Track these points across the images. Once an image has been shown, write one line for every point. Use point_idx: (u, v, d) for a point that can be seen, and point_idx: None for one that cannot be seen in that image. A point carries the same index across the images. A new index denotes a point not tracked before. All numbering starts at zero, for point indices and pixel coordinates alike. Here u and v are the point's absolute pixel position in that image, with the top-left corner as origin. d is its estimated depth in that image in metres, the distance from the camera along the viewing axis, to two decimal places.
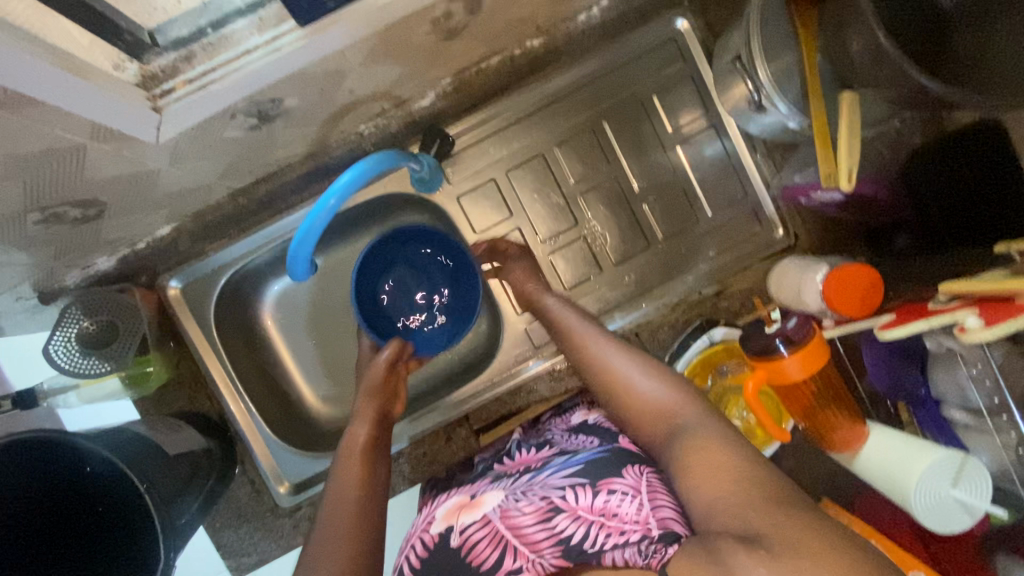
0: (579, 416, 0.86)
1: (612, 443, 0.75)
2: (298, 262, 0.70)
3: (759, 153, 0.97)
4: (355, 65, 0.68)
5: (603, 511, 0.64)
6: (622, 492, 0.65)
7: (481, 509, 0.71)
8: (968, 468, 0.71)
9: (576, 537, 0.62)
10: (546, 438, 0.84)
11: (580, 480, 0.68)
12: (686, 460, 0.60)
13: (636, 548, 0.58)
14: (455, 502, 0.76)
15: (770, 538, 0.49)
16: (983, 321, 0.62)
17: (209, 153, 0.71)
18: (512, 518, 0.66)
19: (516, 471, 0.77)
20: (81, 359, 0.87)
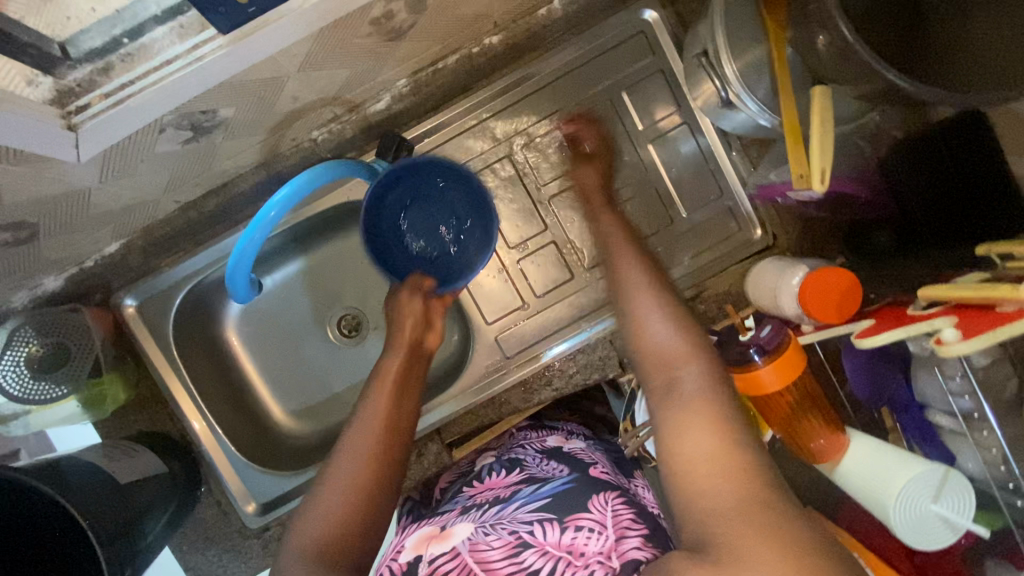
0: (553, 441, 0.85)
1: (580, 474, 0.73)
2: (237, 283, 0.67)
3: (734, 150, 0.94)
4: (292, 71, 0.64)
5: (570, 548, 0.60)
6: (589, 529, 0.62)
7: (451, 540, 0.65)
8: (950, 482, 0.68)
9: (543, 572, 0.58)
10: (516, 459, 0.82)
11: (548, 514, 0.64)
12: (677, 414, 0.53)
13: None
14: (424, 533, 0.70)
15: (725, 543, 0.44)
16: (959, 334, 0.58)
17: (143, 169, 0.67)
18: (480, 552, 0.60)
19: (483, 501, 0.73)
20: (32, 383, 0.84)
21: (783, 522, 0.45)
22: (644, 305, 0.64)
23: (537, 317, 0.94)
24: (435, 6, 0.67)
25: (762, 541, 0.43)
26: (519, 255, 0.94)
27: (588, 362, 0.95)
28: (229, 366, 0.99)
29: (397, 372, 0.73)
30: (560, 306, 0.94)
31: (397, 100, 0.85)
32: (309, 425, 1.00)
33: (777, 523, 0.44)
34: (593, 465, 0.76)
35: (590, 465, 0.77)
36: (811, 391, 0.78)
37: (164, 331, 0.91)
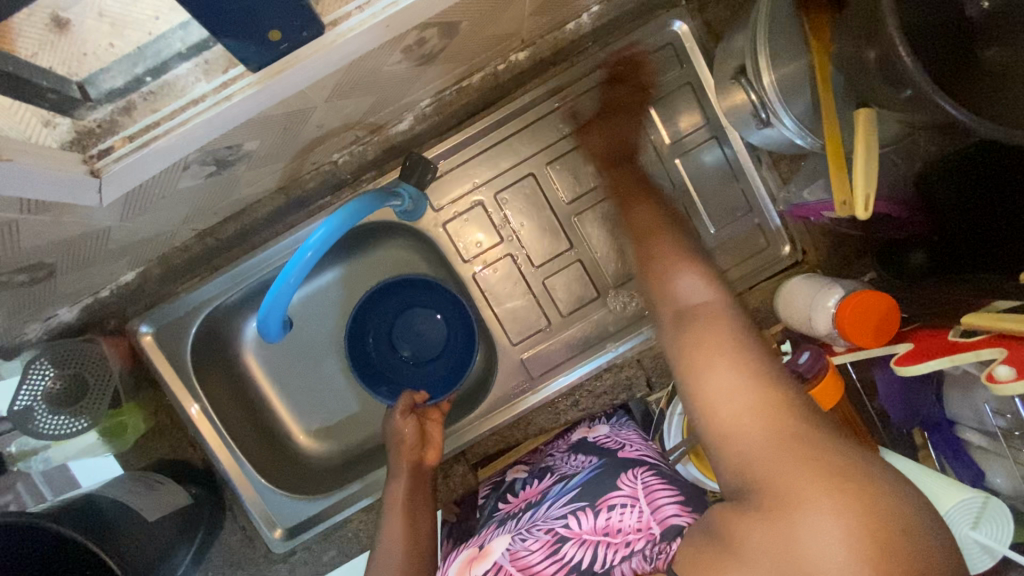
0: (577, 434, 0.86)
1: (608, 457, 0.74)
2: (270, 325, 0.66)
3: (763, 165, 0.92)
4: (321, 102, 0.61)
5: (606, 529, 0.64)
6: (621, 505, 0.65)
7: (491, 557, 0.66)
8: (990, 508, 0.67)
9: (585, 561, 0.62)
10: (547, 466, 0.81)
11: (579, 503, 0.67)
12: (701, 360, 0.52)
13: (642, 554, 0.60)
14: (463, 556, 0.70)
15: (764, 492, 0.46)
16: (1014, 372, 0.57)
17: (164, 205, 0.65)
18: (520, 560, 0.63)
19: (518, 510, 0.74)
20: (51, 417, 0.80)
21: (817, 452, 0.46)
22: (670, 271, 0.62)
23: (562, 337, 0.93)
24: (467, 29, 0.64)
25: (801, 475, 0.45)
26: (545, 275, 0.93)
27: (614, 381, 0.94)
28: (248, 390, 0.97)
29: (403, 495, 0.77)
30: (586, 325, 0.93)
31: (421, 119, 0.82)
32: (332, 447, 0.98)
33: (813, 457, 0.45)
34: (623, 448, 0.75)
35: (618, 447, 0.76)
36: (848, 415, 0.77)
37: (183, 360, 0.89)
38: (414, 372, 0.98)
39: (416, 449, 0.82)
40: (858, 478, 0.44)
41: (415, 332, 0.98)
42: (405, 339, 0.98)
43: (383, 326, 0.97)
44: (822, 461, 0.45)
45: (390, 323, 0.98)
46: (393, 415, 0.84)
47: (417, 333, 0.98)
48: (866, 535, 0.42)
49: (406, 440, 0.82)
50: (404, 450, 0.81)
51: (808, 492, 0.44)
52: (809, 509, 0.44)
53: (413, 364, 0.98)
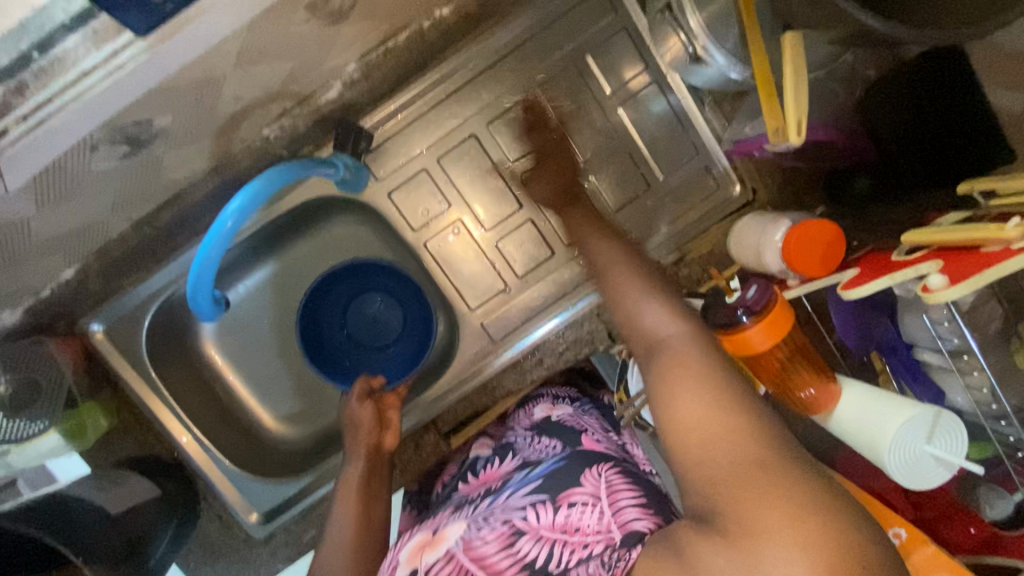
0: (540, 412, 0.81)
1: (573, 447, 0.68)
2: (201, 302, 0.64)
3: (707, 105, 0.90)
4: (229, 68, 0.59)
5: (565, 527, 0.57)
6: (582, 503, 0.59)
7: (445, 544, 0.62)
8: (943, 421, 0.68)
9: (541, 559, 0.56)
10: (508, 442, 0.77)
11: (540, 496, 0.60)
12: (673, 383, 0.48)
13: (600, 560, 0.54)
14: (416, 542, 0.66)
15: (728, 518, 0.41)
16: (947, 280, 0.56)
17: (83, 191, 0.63)
18: (476, 550, 0.58)
19: (476, 496, 0.69)
20: (9, 423, 0.80)
21: (790, 485, 0.40)
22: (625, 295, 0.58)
23: (520, 298, 0.93)
24: None
25: (768, 506, 0.40)
26: (497, 237, 0.92)
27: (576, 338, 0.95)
28: (212, 380, 0.96)
29: (360, 479, 0.76)
30: (543, 284, 0.93)
31: (350, 86, 0.80)
32: (303, 429, 0.98)
33: (787, 496, 0.40)
34: (586, 434, 0.73)
35: (582, 434, 0.73)
36: (800, 346, 0.77)
37: (139, 354, 0.87)
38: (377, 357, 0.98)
39: (374, 432, 0.81)
40: (825, 518, 0.39)
41: (370, 318, 0.97)
42: (357, 325, 0.97)
43: (336, 313, 0.96)
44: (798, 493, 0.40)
45: (342, 310, 0.96)
46: (350, 400, 0.83)
47: (370, 320, 0.97)
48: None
49: (363, 424, 0.81)
50: (362, 435, 0.80)
51: (776, 528, 0.39)
52: (776, 548, 0.38)
53: (366, 351, 0.98)
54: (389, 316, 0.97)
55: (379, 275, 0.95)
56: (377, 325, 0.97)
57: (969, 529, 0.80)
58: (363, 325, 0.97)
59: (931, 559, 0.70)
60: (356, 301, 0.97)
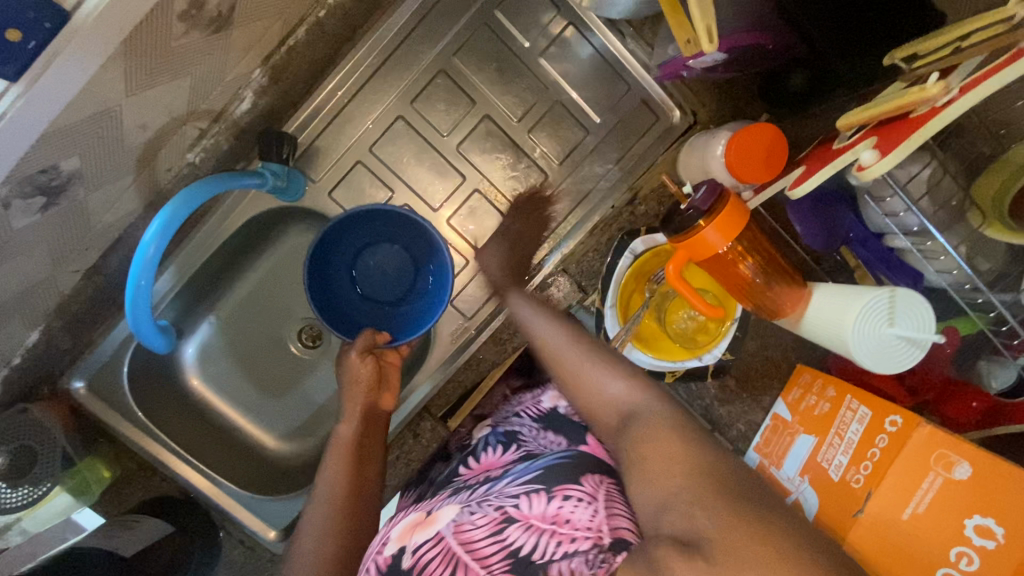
0: (548, 401, 0.80)
1: (576, 448, 0.68)
2: (148, 335, 0.64)
3: (629, 38, 0.88)
4: (121, 97, 0.58)
5: (555, 518, 0.58)
6: (576, 499, 0.59)
7: (434, 526, 0.62)
8: (899, 302, 0.67)
9: (527, 547, 0.57)
10: (512, 432, 0.75)
11: (535, 485, 0.62)
12: (638, 448, 0.52)
13: (585, 556, 0.55)
14: (408, 521, 0.67)
15: (715, 544, 0.44)
16: (879, 154, 0.55)
17: (12, 251, 0.63)
18: (465, 533, 0.60)
19: (475, 483, 0.69)
20: (12, 492, 0.81)
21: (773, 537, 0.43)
22: (590, 369, 0.60)
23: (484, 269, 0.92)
24: None
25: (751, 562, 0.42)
26: (448, 215, 0.91)
27: (557, 295, 0.91)
28: (206, 413, 0.98)
29: (350, 439, 0.77)
30: None
31: (262, 94, 0.79)
32: (305, 443, 0.99)
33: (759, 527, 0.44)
34: (591, 436, 0.72)
35: (588, 432, 0.72)
36: (767, 251, 0.78)
37: (124, 400, 0.88)
38: (399, 311, 0.96)
39: (372, 389, 0.82)
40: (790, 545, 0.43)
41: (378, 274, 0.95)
42: (366, 282, 0.95)
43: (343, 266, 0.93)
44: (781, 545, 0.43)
45: (349, 268, 0.94)
46: (351, 352, 0.83)
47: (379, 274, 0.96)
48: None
49: (362, 381, 0.81)
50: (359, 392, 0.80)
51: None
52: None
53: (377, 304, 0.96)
54: (398, 266, 0.95)
55: (378, 228, 0.92)
56: (388, 277, 0.95)
57: (970, 405, 0.78)
58: (374, 280, 0.95)
59: (927, 441, 0.68)
60: (362, 258, 0.94)
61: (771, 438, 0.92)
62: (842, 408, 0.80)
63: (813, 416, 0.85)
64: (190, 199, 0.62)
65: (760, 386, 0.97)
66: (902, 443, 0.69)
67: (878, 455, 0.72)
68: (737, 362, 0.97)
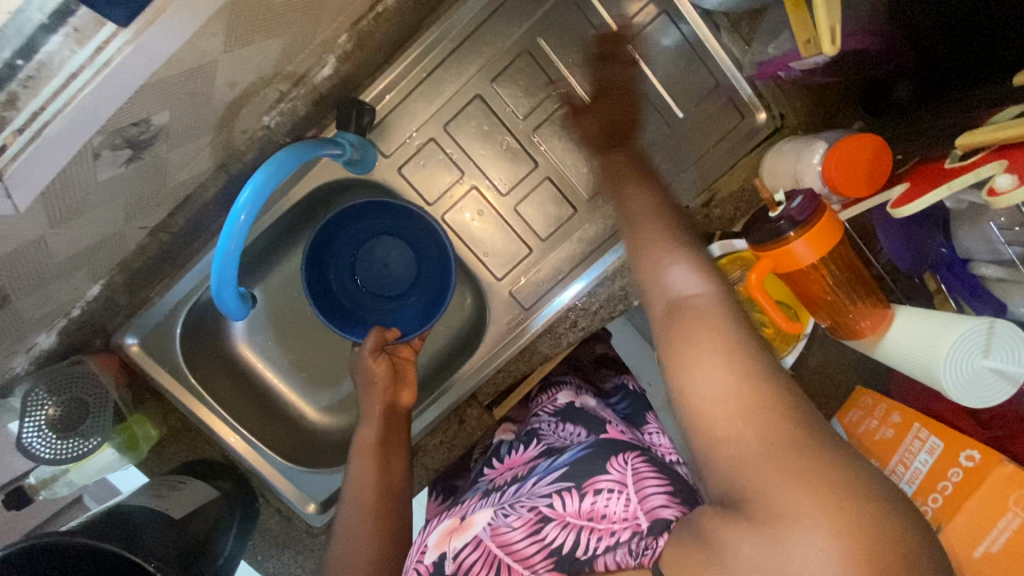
0: (563, 398, 0.82)
1: (597, 437, 0.69)
2: (227, 300, 0.63)
3: (723, 32, 0.85)
4: (219, 52, 0.56)
5: (592, 514, 0.57)
6: (608, 490, 0.58)
7: (471, 531, 0.63)
8: (999, 333, 0.64)
9: (568, 545, 0.57)
10: (532, 430, 0.78)
11: (565, 483, 0.61)
12: (696, 351, 0.49)
13: (627, 547, 0.54)
14: (443, 527, 0.67)
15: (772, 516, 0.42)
16: (1016, 179, 0.53)
17: (92, 203, 0.61)
18: (502, 535, 0.59)
19: (502, 483, 0.70)
20: (62, 443, 0.80)
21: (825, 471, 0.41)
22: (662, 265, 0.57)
23: (548, 261, 0.90)
24: None
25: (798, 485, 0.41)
26: (515, 201, 0.89)
27: (609, 295, 0.88)
28: (253, 380, 0.97)
29: (374, 440, 0.75)
30: (570, 243, 0.89)
31: (344, 60, 0.76)
32: (348, 419, 0.99)
33: (807, 467, 0.42)
34: (610, 422, 0.73)
35: (608, 423, 0.73)
36: (858, 272, 0.75)
37: (177, 360, 0.87)
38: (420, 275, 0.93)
39: (389, 389, 0.79)
40: (848, 479, 0.41)
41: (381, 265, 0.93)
42: (366, 271, 0.93)
43: (347, 276, 0.93)
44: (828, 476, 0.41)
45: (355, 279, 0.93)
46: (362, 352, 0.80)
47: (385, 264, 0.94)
48: (860, 549, 0.38)
49: (378, 382, 0.78)
50: (377, 393, 0.78)
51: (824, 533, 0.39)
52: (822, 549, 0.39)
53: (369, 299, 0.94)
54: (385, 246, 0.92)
55: (345, 235, 0.89)
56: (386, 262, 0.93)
57: None
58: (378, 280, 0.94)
59: (1007, 480, 0.66)
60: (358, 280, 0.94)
61: None
62: (909, 436, 0.77)
63: (873, 441, 0.82)
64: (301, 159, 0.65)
65: (816, 404, 0.94)
66: (981, 478, 0.68)
67: (949, 489, 0.70)
68: (796, 377, 0.94)
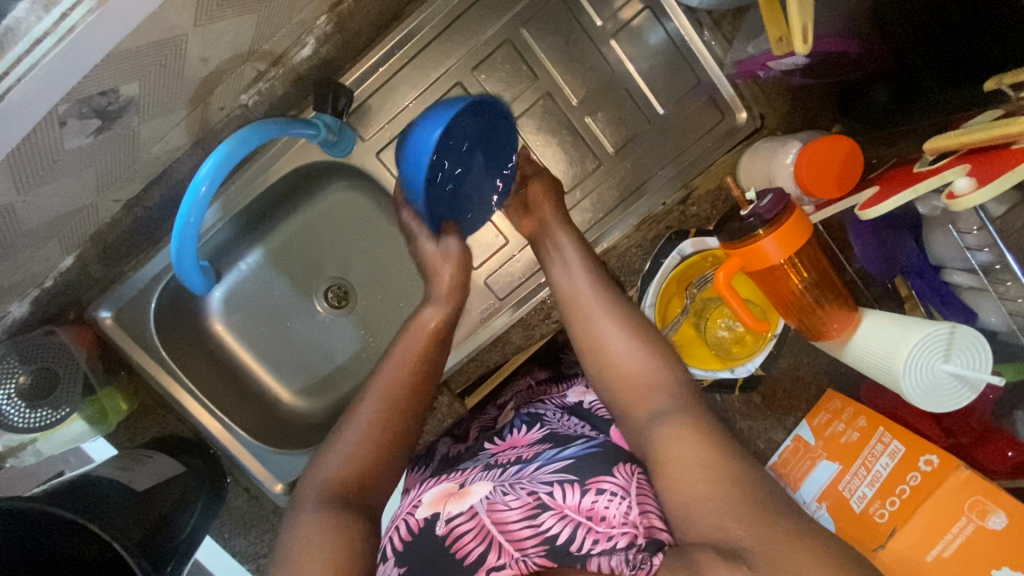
0: (574, 395, 0.80)
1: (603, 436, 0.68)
2: (189, 274, 0.64)
3: (707, 29, 0.85)
4: (189, 26, 0.56)
5: (591, 513, 0.55)
6: (610, 493, 0.56)
7: (469, 500, 0.60)
8: (959, 338, 0.64)
9: (562, 537, 0.54)
10: (537, 413, 0.77)
11: (568, 476, 0.60)
12: (668, 438, 0.56)
13: (623, 556, 0.50)
14: (440, 490, 0.66)
15: (755, 553, 0.44)
16: (974, 182, 0.53)
17: (60, 172, 0.61)
18: (498, 513, 0.57)
19: (505, 460, 0.69)
20: (32, 412, 0.81)
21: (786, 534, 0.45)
22: (625, 349, 0.65)
23: (522, 252, 0.90)
24: None
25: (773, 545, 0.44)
26: None
27: None
28: (227, 360, 0.97)
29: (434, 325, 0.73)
30: None
31: (324, 42, 0.77)
32: (320, 401, 0.99)
33: (778, 531, 0.45)
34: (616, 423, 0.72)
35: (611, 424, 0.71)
36: (825, 275, 0.76)
37: (149, 337, 0.87)
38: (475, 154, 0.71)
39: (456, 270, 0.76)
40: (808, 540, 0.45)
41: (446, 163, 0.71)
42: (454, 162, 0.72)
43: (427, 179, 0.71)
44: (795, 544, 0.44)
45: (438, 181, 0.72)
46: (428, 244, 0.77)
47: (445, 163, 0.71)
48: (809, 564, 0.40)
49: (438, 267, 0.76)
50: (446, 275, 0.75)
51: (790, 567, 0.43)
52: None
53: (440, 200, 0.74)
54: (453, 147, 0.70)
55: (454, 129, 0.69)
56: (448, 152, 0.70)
57: (1005, 453, 0.73)
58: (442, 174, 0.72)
59: (964, 484, 0.66)
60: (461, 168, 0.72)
61: (789, 461, 0.88)
62: (872, 440, 0.78)
63: (840, 444, 0.82)
64: (414, 155, 0.68)
65: (785, 406, 0.94)
66: (937, 484, 0.68)
67: (906, 493, 0.71)
68: (766, 379, 0.94)
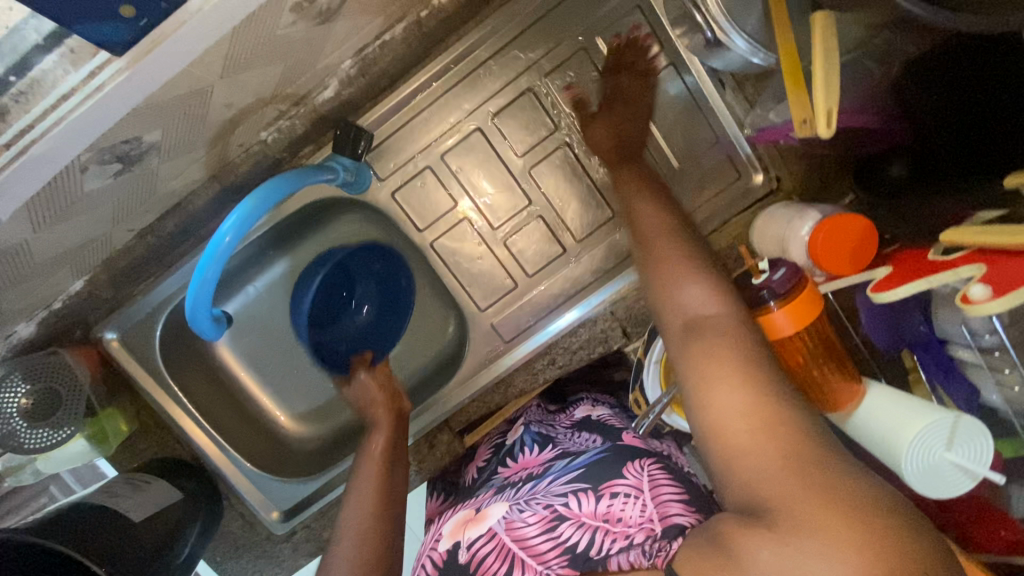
0: (581, 411, 0.84)
1: (613, 441, 0.73)
2: (201, 322, 0.64)
3: (729, 89, 0.85)
4: (216, 78, 0.56)
5: (607, 515, 0.62)
6: (624, 495, 0.63)
7: (487, 522, 0.66)
8: (963, 428, 0.65)
9: (582, 544, 0.60)
10: (548, 434, 0.80)
11: (582, 484, 0.66)
12: (716, 368, 0.51)
13: (641, 548, 0.56)
14: (459, 517, 0.71)
15: (775, 512, 0.43)
16: (989, 291, 0.53)
17: (77, 211, 0.62)
18: (516, 530, 0.63)
19: (518, 480, 0.73)
20: (32, 432, 0.81)
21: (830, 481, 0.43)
22: (682, 270, 0.59)
23: (529, 297, 0.90)
24: None
25: (817, 501, 0.42)
26: (504, 234, 0.89)
27: (590, 335, 0.90)
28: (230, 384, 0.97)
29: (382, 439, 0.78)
30: (554, 282, 0.89)
31: (346, 84, 0.77)
32: (320, 429, 0.99)
33: (820, 487, 0.43)
34: (626, 432, 0.75)
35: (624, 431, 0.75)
36: (831, 347, 0.74)
37: (154, 360, 0.87)
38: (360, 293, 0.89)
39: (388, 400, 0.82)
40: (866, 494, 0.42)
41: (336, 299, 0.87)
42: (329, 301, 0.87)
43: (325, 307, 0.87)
44: (842, 497, 0.42)
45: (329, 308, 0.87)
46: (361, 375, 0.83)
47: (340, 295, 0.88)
48: None
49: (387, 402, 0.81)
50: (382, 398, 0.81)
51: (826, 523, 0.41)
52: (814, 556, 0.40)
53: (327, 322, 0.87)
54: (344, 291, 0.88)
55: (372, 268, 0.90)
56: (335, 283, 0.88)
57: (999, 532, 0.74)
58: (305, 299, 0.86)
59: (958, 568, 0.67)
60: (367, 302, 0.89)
61: None
62: None
63: None
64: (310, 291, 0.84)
65: None
66: None
67: None
68: None
